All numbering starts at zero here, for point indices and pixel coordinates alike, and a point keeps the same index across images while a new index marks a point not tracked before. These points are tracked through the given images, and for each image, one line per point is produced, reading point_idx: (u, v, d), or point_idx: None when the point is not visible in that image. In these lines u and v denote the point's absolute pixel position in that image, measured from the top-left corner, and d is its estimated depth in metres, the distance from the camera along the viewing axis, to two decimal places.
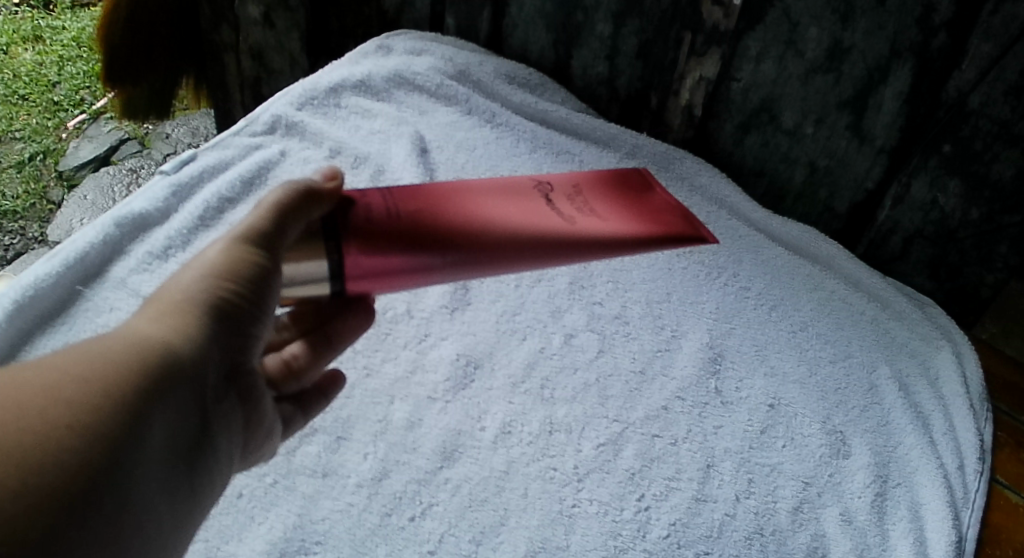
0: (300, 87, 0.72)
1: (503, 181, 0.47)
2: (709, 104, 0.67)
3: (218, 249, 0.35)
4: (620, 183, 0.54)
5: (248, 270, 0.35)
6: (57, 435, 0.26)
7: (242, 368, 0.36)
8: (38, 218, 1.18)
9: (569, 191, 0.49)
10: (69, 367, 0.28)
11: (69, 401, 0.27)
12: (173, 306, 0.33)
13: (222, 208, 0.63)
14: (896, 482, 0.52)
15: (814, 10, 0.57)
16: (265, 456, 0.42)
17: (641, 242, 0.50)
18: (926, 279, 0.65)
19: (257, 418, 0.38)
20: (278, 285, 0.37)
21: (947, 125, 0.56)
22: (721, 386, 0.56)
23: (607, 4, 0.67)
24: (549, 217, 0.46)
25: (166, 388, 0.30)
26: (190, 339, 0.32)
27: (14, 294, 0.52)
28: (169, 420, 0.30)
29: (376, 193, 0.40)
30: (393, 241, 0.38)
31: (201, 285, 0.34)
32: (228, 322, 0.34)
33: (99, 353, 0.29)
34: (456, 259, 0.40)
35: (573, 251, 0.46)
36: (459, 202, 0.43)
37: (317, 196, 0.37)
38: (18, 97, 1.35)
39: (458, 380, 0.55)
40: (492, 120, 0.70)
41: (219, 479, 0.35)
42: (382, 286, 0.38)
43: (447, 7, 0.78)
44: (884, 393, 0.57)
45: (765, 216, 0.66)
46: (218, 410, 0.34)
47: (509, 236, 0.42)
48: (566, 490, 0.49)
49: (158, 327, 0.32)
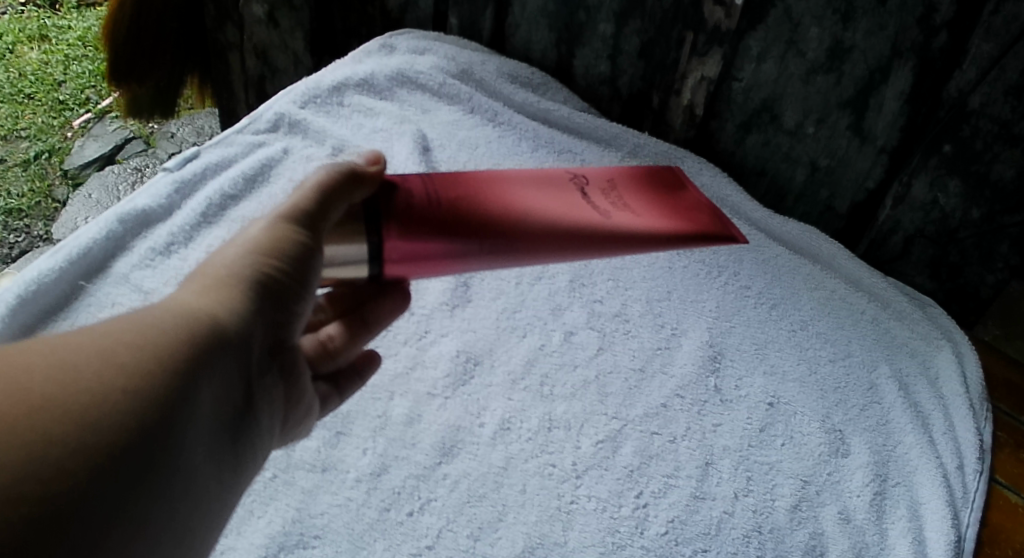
0: (304, 86, 0.72)
1: (539, 170, 0.47)
2: (710, 104, 0.67)
3: (262, 226, 0.34)
4: (655, 182, 0.54)
5: (291, 248, 0.34)
6: (104, 398, 0.25)
7: (286, 345, 0.35)
8: (43, 216, 1.20)
9: (603, 186, 0.50)
10: (115, 332, 0.27)
11: (115, 367, 0.26)
12: (219, 278, 0.32)
13: (225, 205, 0.63)
14: (895, 481, 0.52)
15: (815, 10, 0.57)
16: (302, 434, 0.40)
17: (668, 238, 0.51)
18: (926, 278, 0.65)
19: (298, 397, 0.36)
20: (322, 265, 0.35)
21: (948, 125, 0.56)
22: (720, 384, 0.56)
23: (610, 4, 0.67)
24: (579, 208, 0.46)
25: (214, 359, 0.29)
26: (237, 311, 0.31)
27: (16, 289, 0.53)
28: (212, 395, 0.29)
29: (418, 178, 0.40)
30: (434, 227, 0.39)
31: (248, 261, 0.33)
32: (274, 298, 0.33)
33: (145, 321, 0.28)
34: (491, 247, 0.41)
35: (600, 245, 0.47)
36: (494, 189, 0.43)
37: (360, 178, 0.37)
38: (23, 97, 1.34)
39: (458, 376, 0.55)
40: (494, 119, 0.71)
41: (256, 463, 0.33)
42: (418, 270, 0.39)
43: (450, 7, 0.78)
44: (883, 392, 0.57)
45: (767, 215, 0.66)
46: (262, 385, 0.33)
47: (541, 226, 0.43)
48: (564, 487, 0.50)
49: (205, 298, 0.31)
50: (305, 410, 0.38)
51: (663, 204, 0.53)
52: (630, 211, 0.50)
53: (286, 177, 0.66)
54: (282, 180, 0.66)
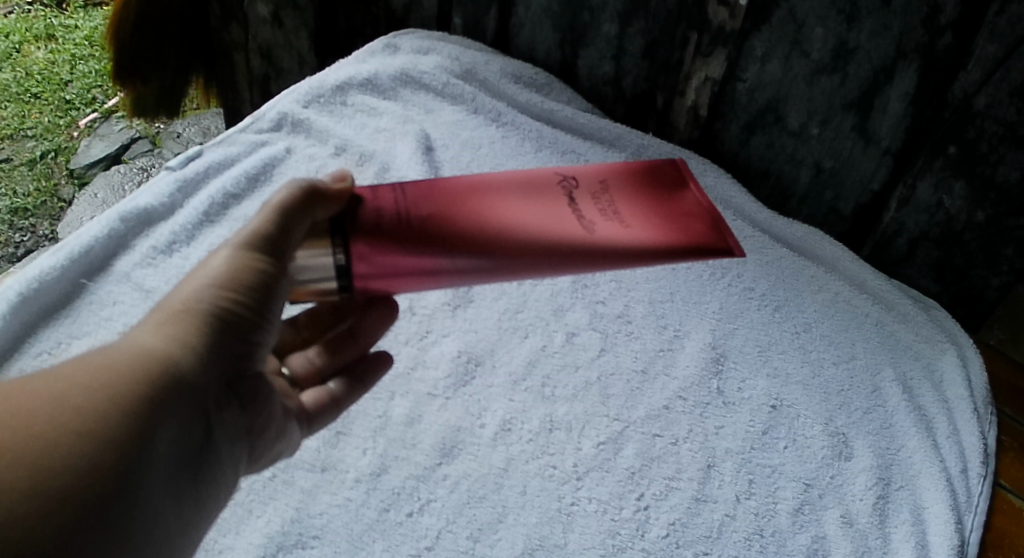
0: (307, 85, 0.72)
1: (524, 174, 0.47)
2: (714, 105, 0.67)
3: (223, 257, 0.37)
4: (633, 192, 0.48)
5: (252, 277, 0.37)
6: (62, 443, 0.27)
7: (247, 373, 0.38)
8: (50, 216, 1.20)
9: (594, 188, 0.47)
10: (77, 376, 0.30)
11: (72, 410, 0.28)
12: (176, 315, 0.35)
13: (227, 204, 0.63)
14: (899, 485, 0.52)
15: (820, 10, 0.57)
16: (291, 452, 0.44)
17: (648, 249, 0.46)
18: (931, 281, 0.65)
19: (263, 422, 0.39)
20: (282, 290, 0.39)
21: (953, 126, 0.56)
22: (723, 386, 0.55)
23: (613, 4, 0.67)
24: (563, 221, 0.45)
25: (169, 396, 0.32)
26: (192, 348, 0.34)
27: (17, 286, 0.53)
28: (175, 428, 0.32)
29: (388, 189, 0.43)
30: (403, 241, 0.41)
31: (206, 295, 0.36)
32: (232, 330, 0.36)
33: (105, 363, 0.31)
34: (464, 261, 0.42)
35: (584, 260, 0.45)
36: (470, 205, 0.44)
37: (321, 195, 0.40)
38: (30, 96, 1.36)
39: (459, 376, 0.55)
40: (498, 119, 0.71)
41: (225, 485, 0.36)
42: (395, 286, 0.42)
43: (454, 7, 0.78)
44: (887, 395, 0.57)
45: (772, 217, 0.66)
46: (222, 415, 0.35)
47: (513, 241, 0.43)
48: (565, 488, 0.49)
49: (162, 337, 0.33)
50: (276, 430, 0.41)
51: (642, 205, 0.48)
52: (620, 220, 0.46)
53: (289, 176, 0.66)
54: (285, 179, 0.66)
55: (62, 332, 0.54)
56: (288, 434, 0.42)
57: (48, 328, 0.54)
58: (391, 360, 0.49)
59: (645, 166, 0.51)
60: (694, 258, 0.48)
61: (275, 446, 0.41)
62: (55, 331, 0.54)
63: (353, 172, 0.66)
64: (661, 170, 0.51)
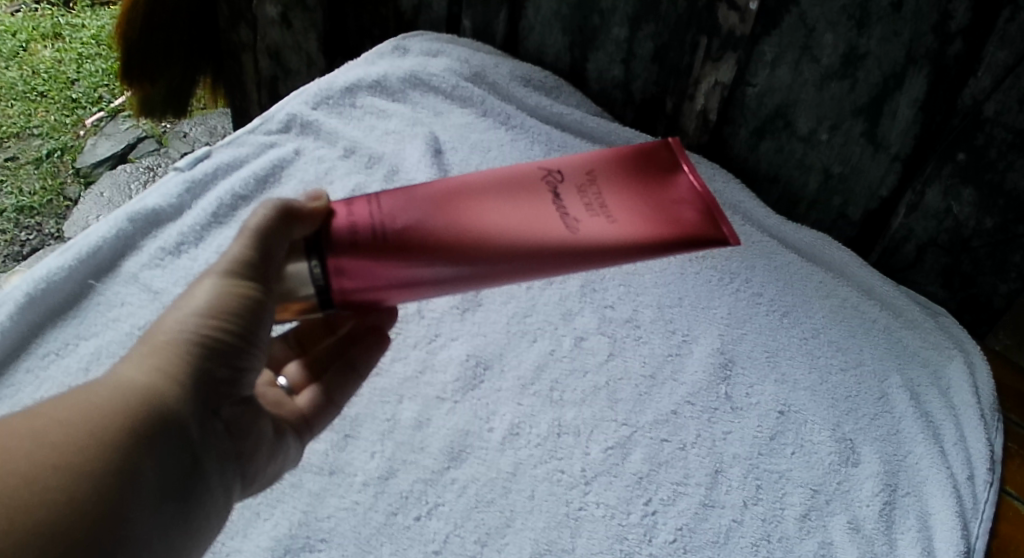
0: (316, 86, 0.72)
1: (498, 174, 0.42)
2: (723, 109, 0.67)
3: (206, 287, 0.38)
4: (625, 179, 0.42)
5: (235, 304, 0.38)
6: (45, 483, 0.29)
7: (235, 399, 0.40)
8: (55, 214, 1.20)
9: (579, 181, 0.41)
10: (64, 418, 0.32)
11: (59, 453, 0.30)
12: (160, 348, 0.36)
13: (235, 205, 0.63)
14: (905, 491, 0.52)
15: (830, 16, 0.56)
16: (290, 464, 0.46)
17: (634, 249, 0.40)
18: (939, 287, 0.65)
19: (252, 447, 0.41)
20: (268, 316, 0.39)
21: (962, 133, 0.56)
22: (731, 391, 0.55)
23: (623, 8, 0.67)
24: (545, 222, 0.40)
25: (153, 432, 0.33)
26: (175, 382, 0.35)
27: (25, 286, 0.54)
28: (162, 460, 0.33)
29: (363, 201, 0.41)
30: (381, 253, 0.39)
31: (188, 326, 0.37)
32: (216, 358, 0.38)
33: (91, 403, 0.33)
34: (446, 271, 0.40)
35: (573, 261, 0.40)
36: (445, 208, 0.40)
37: (297, 215, 0.39)
38: (37, 94, 1.36)
39: (468, 380, 0.55)
40: (507, 122, 0.71)
41: (218, 508, 0.38)
42: (378, 298, 0.40)
43: (464, 9, 0.78)
44: (894, 402, 0.56)
45: (779, 222, 0.66)
46: (210, 444, 0.37)
47: (500, 250, 0.39)
48: (573, 493, 0.49)
49: (144, 371, 0.35)
50: (267, 452, 0.43)
51: (633, 198, 0.41)
52: (608, 214, 0.41)
53: (297, 178, 0.66)
54: (294, 180, 0.65)
55: (69, 333, 0.54)
56: (282, 452, 0.44)
57: (56, 328, 0.54)
58: (386, 340, 0.49)
59: (634, 151, 0.44)
60: (678, 252, 0.41)
61: (271, 465, 0.43)
62: (62, 332, 0.54)
63: (361, 174, 0.66)
64: (656, 155, 0.44)
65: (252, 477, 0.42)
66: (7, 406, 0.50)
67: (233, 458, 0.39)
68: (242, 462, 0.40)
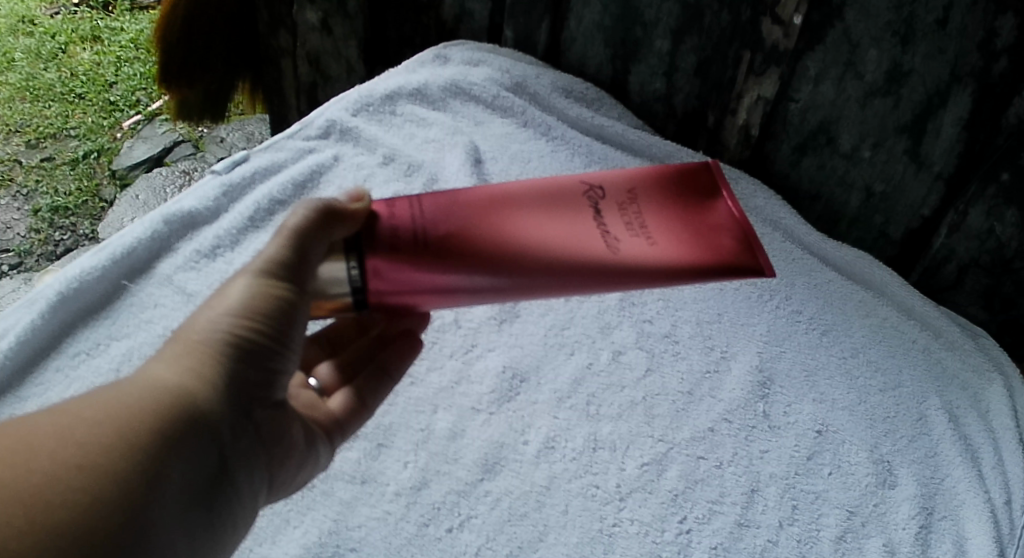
0: (357, 93, 0.73)
1: (541, 186, 0.42)
2: (766, 125, 0.66)
3: (242, 286, 0.38)
4: (664, 200, 0.41)
5: (270, 305, 0.38)
6: (69, 483, 0.29)
7: (268, 403, 0.39)
8: (90, 215, 1.21)
9: (619, 200, 0.41)
10: (88, 415, 0.32)
11: (83, 451, 0.30)
12: (192, 349, 0.36)
13: (272, 209, 0.63)
14: (942, 515, 0.51)
15: (874, 32, 0.56)
16: (322, 464, 0.46)
17: (671, 274, 0.40)
18: (979, 309, 0.64)
19: (283, 453, 0.41)
20: (301, 320, 0.39)
21: (1007, 152, 0.54)
22: (769, 410, 0.55)
23: (667, 20, 0.67)
24: (584, 238, 0.40)
25: (183, 433, 0.33)
26: (207, 383, 0.35)
27: (57, 286, 0.54)
28: (188, 464, 0.33)
29: (405, 201, 0.41)
30: (421, 258, 0.39)
31: (218, 325, 0.37)
32: (246, 360, 0.37)
33: (120, 402, 0.32)
34: (483, 281, 0.39)
35: (608, 282, 0.40)
36: (487, 218, 0.40)
37: (336, 216, 0.39)
38: (75, 96, 1.38)
39: (504, 392, 0.55)
40: (548, 133, 0.70)
41: (243, 516, 0.37)
42: (413, 302, 0.39)
43: (505, 19, 0.78)
44: (933, 424, 0.55)
45: (819, 239, 0.65)
46: (239, 448, 0.37)
47: (538, 262, 0.39)
48: (607, 509, 0.49)
49: (177, 372, 0.35)
50: (297, 459, 0.42)
51: (672, 220, 0.41)
52: (645, 237, 0.40)
53: (336, 184, 0.66)
54: (333, 186, 0.66)
55: (101, 333, 0.54)
56: (312, 459, 0.44)
57: (88, 328, 0.54)
58: (418, 343, 0.49)
59: (676, 170, 0.43)
60: (712, 280, 0.41)
61: (299, 473, 0.43)
62: (93, 332, 0.54)
63: (401, 181, 0.66)
64: (698, 176, 0.43)
65: (279, 484, 0.41)
66: (37, 404, 0.50)
67: (263, 463, 0.39)
68: (271, 468, 0.40)
